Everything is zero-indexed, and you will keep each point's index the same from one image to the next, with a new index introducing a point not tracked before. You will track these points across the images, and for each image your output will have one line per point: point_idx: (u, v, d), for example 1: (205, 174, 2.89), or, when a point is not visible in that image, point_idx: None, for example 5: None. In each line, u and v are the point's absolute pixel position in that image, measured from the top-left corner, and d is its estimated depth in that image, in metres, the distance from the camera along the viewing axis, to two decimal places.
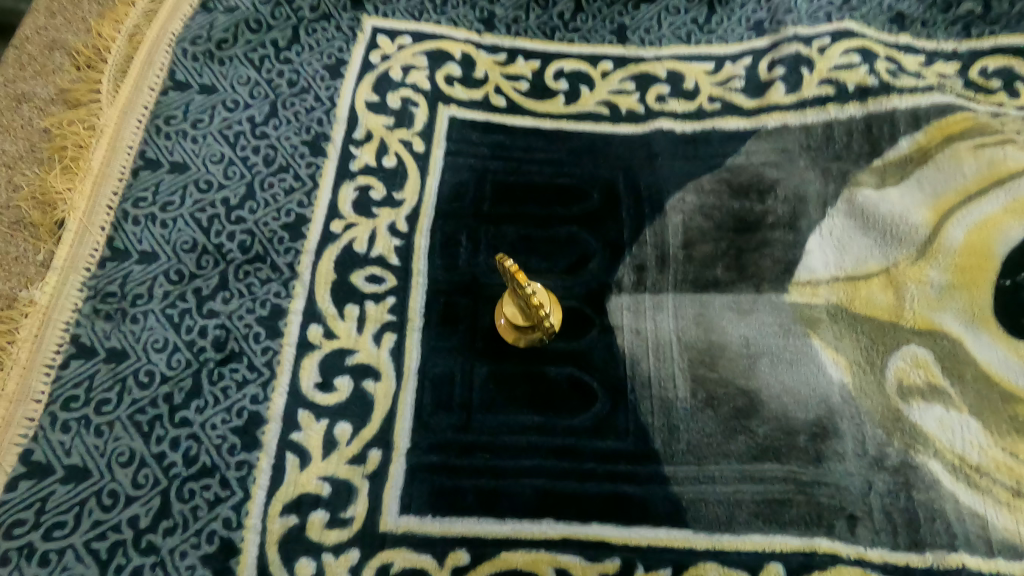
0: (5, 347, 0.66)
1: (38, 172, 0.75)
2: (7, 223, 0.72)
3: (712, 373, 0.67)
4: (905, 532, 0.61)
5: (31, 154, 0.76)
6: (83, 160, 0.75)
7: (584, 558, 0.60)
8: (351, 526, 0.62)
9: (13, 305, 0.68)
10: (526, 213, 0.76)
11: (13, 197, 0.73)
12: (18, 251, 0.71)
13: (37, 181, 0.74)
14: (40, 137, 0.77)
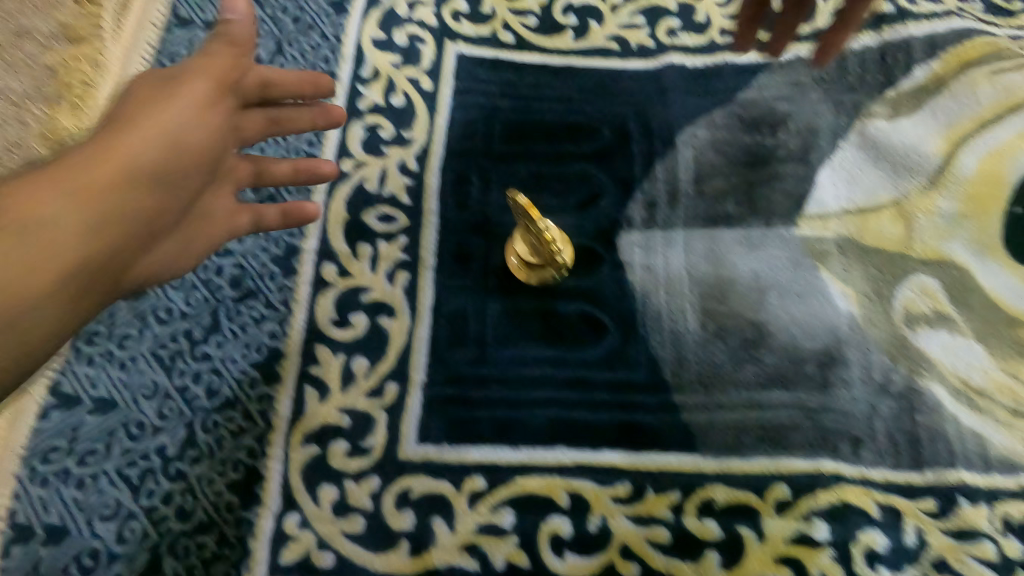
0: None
1: (46, 111, 0.75)
2: (17, 160, 0.73)
3: (722, 306, 0.68)
4: (907, 453, 0.63)
5: (38, 92, 0.75)
6: (91, 100, 0.75)
7: (597, 483, 0.63)
8: (371, 455, 0.64)
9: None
10: (537, 151, 0.75)
11: (22, 134, 0.74)
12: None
13: (45, 120, 0.74)
14: (44, 74, 0.76)
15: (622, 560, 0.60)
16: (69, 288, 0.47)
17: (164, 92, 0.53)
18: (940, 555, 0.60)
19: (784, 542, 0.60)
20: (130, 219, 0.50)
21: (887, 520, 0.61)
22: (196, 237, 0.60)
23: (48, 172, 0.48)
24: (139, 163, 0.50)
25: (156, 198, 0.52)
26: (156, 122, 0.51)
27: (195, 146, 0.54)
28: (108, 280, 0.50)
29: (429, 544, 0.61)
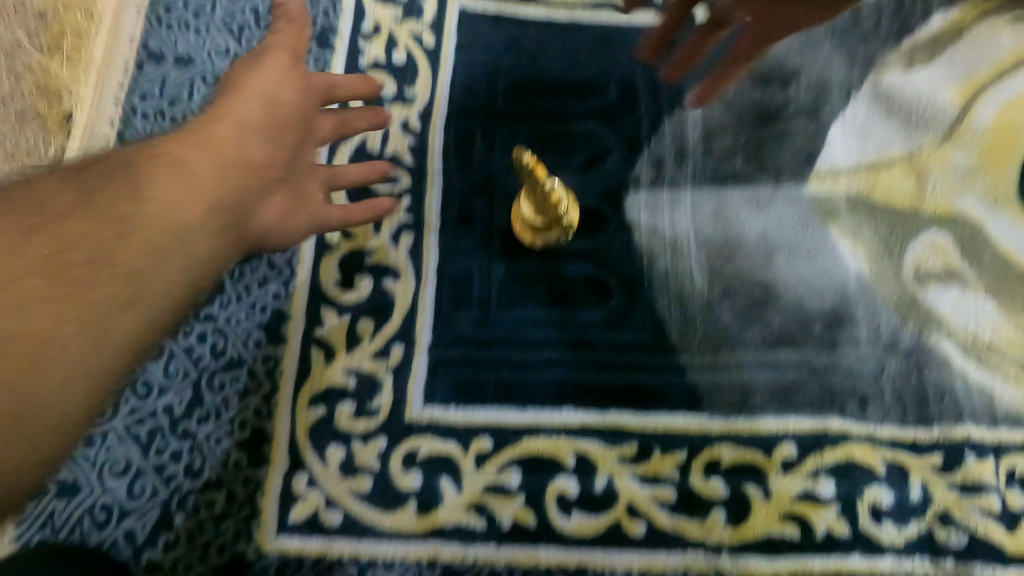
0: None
1: (39, 60, 0.74)
2: (11, 113, 0.73)
3: (729, 267, 0.68)
4: (914, 410, 0.63)
5: (32, 42, 0.75)
6: (83, 50, 0.74)
7: (603, 443, 0.63)
8: (377, 416, 0.64)
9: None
10: (542, 109, 0.73)
11: (16, 87, 0.74)
12: (29, 143, 0.73)
13: (40, 70, 0.74)
14: (36, 22, 0.75)
15: (628, 519, 0.61)
16: (200, 236, 0.47)
17: (256, 63, 0.57)
18: (945, 508, 0.61)
19: (789, 499, 0.61)
20: (236, 171, 0.51)
21: (892, 476, 0.61)
22: (302, 207, 0.58)
23: (170, 139, 0.50)
24: (241, 122, 0.53)
25: (259, 152, 0.53)
26: (250, 86, 0.55)
27: (289, 103, 0.57)
28: (232, 231, 0.49)
29: (435, 504, 0.62)
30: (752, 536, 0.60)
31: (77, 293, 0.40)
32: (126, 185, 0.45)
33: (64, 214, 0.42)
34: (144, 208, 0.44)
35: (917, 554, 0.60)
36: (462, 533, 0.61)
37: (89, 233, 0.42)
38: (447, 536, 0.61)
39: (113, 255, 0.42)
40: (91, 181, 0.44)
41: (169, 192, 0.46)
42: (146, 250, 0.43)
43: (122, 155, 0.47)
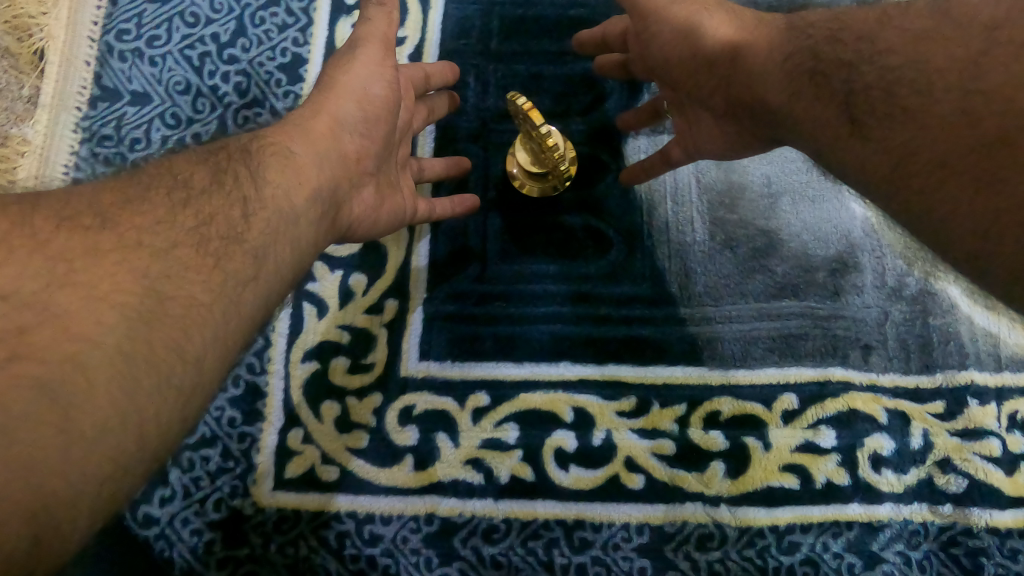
0: (6, 187, 0.66)
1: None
2: None
3: (731, 215, 0.65)
4: (918, 357, 0.61)
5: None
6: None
7: (602, 397, 0.62)
8: (372, 371, 0.63)
9: (5, 142, 0.66)
10: (539, 50, 0.69)
11: None
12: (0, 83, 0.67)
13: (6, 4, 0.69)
14: None
15: (627, 473, 0.60)
16: (302, 226, 0.45)
17: (349, 55, 0.53)
18: (945, 455, 0.60)
19: (789, 451, 0.60)
20: (334, 164, 0.49)
21: (894, 424, 0.60)
22: (391, 197, 0.57)
23: (278, 130, 0.49)
24: (337, 118, 0.50)
25: (353, 146, 0.51)
26: (345, 79, 0.52)
27: (382, 98, 0.53)
28: (328, 220, 0.48)
29: (433, 459, 0.61)
30: (751, 488, 0.60)
31: (219, 259, 0.40)
32: (245, 171, 0.44)
33: (201, 190, 0.42)
34: (262, 193, 0.43)
35: (916, 501, 0.59)
36: (460, 488, 0.61)
37: (222, 209, 0.41)
38: (445, 491, 0.61)
39: (239, 232, 0.41)
40: (220, 162, 0.44)
41: (280, 181, 0.45)
42: (263, 232, 0.42)
43: (236, 144, 0.46)
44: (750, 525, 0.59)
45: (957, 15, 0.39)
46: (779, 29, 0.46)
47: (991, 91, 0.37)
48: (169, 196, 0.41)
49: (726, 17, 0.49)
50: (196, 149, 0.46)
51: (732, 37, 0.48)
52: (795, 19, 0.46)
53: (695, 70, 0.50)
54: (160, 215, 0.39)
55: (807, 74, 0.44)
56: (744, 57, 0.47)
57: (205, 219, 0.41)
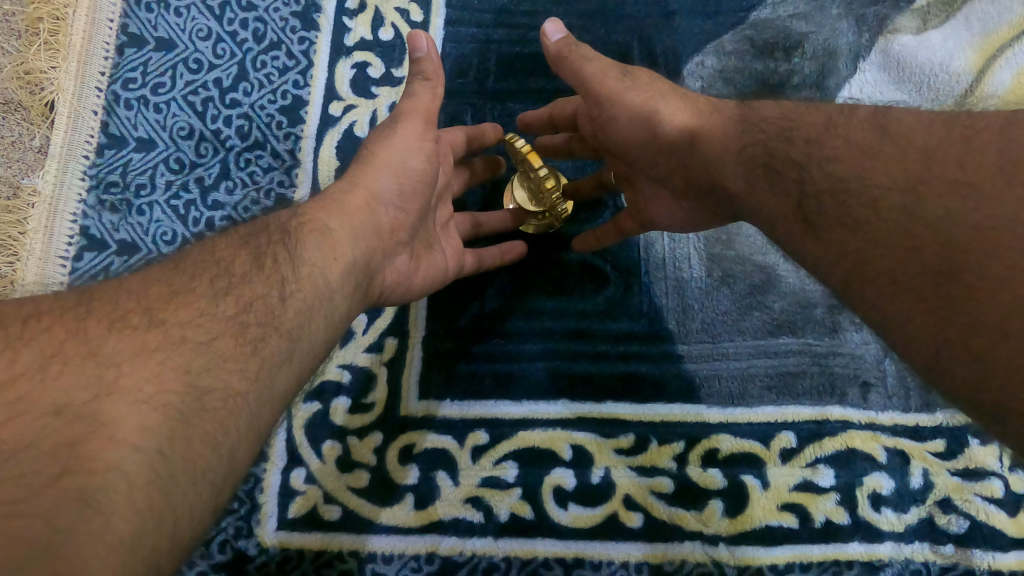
0: (17, 238, 0.67)
1: (17, 46, 0.71)
2: None
3: (728, 252, 0.66)
4: (918, 396, 0.62)
5: (4, 25, 0.71)
6: (62, 34, 0.71)
7: (599, 435, 0.62)
8: (372, 411, 0.64)
9: (17, 193, 0.68)
10: (535, 89, 0.70)
11: None
12: (13, 135, 0.69)
13: (16, 56, 0.70)
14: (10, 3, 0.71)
15: (626, 511, 0.60)
16: (336, 302, 0.46)
17: (389, 127, 0.54)
18: (946, 494, 0.60)
19: (787, 489, 0.60)
20: (368, 236, 0.50)
21: (894, 463, 0.60)
22: (425, 258, 0.57)
23: (315, 206, 0.49)
24: (375, 192, 0.51)
25: (387, 217, 0.52)
26: (384, 153, 0.53)
27: (419, 171, 0.54)
28: (361, 290, 0.49)
29: (432, 498, 0.62)
30: (750, 526, 0.60)
31: (256, 346, 0.40)
32: (284, 253, 0.45)
33: (242, 276, 0.42)
34: (299, 273, 0.44)
35: (916, 540, 0.59)
36: (460, 526, 0.61)
37: (262, 293, 0.42)
38: (445, 530, 0.61)
39: (276, 317, 0.42)
40: (259, 244, 0.45)
41: (315, 258, 0.45)
42: (299, 313, 0.43)
43: (275, 223, 0.47)
44: (749, 564, 0.59)
45: (898, 140, 0.40)
46: (733, 121, 0.48)
47: (930, 221, 0.37)
48: (212, 281, 0.41)
49: (683, 101, 0.52)
50: (236, 229, 0.46)
51: (692, 121, 0.50)
52: (748, 112, 0.48)
53: (653, 151, 0.52)
54: (202, 306, 0.40)
55: (760, 168, 0.45)
56: (700, 139, 0.49)
57: (243, 305, 0.41)
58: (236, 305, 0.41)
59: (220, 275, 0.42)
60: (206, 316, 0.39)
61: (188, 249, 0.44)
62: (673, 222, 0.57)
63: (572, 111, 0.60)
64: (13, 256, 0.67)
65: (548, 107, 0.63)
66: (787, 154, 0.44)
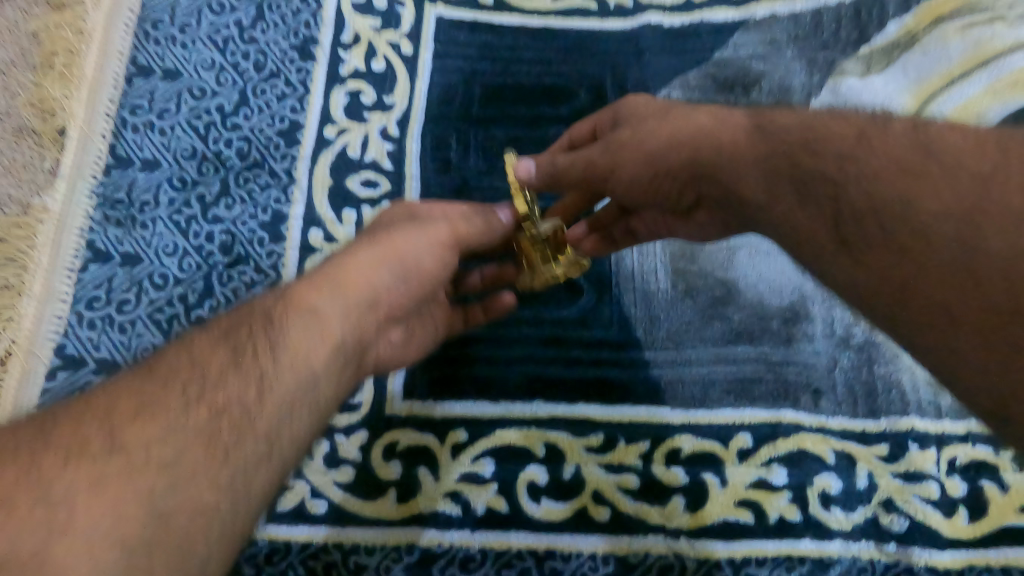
0: (25, 252, 0.71)
1: (33, 78, 0.76)
2: (8, 129, 0.75)
3: (692, 266, 0.72)
4: (864, 402, 0.67)
5: (23, 60, 0.76)
6: (75, 66, 0.76)
7: (571, 434, 0.67)
8: (359, 411, 0.68)
9: (27, 211, 0.72)
10: (514, 115, 0.77)
11: (11, 103, 0.75)
12: (25, 159, 0.74)
13: (33, 87, 0.76)
14: (28, 41, 0.77)
15: (594, 505, 0.65)
16: (322, 387, 0.47)
17: (420, 224, 0.57)
18: (889, 496, 0.65)
19: (744, 487, 0.65)
20: (361, 313, 0.51)
21: (840, 465, 0.65)
22: (417, 333, 0.63)
23: (303, 283, 0.50)
24: (375, 277, 0.52)
25: (387, 296, 0.54)
26: (398, 242, 0.54)
27: (428, 269, 0.56)
28: (351, 365, 0.51)
29: (414, 493, 0.66)
30: (709, 521, 0.64)
31: (227, 455, 0.42)
32: (265, 341, 0.46)
33: (217, 379, 0.44)
34: (280, 365, 0.46)
35: (863, 538, 0.63)
36: (439, 520, 0.65)
37: (236, 394, 0.44)
38: (425, 523, 0.65)
39: (252, 418, 0.44)
40: (240, 338, 0.46)
41: (301, 350, 0.47)
42: (277, 410, 0.45)
43: (261, 307, 0.48)
44: (708, 557, 0.63)
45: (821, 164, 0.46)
46: (748, 129, 0.51)
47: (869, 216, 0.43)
48: (185, 389, 0.43)
49: (663, 129, 0.55)
50: (222, 320, 0.48)
51: (673, 147, 0.54)
52: (765, 121, 0.51)
53: (655, 192, 0.58)
54: (170, 418, 0.41)
55: (787, 177, 0.48)
56: (701, 150, 0.52)
57: (217, 412, 0.43)
58: (209, 413, 0.43)
59: (195, 379, 0.43)
60: (174, 431, 0.41)
61: (169, 344, 0.46)
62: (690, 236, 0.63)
63: (590, 132, 0.64)
64: (21, 269, 0.70)
65: (566, 135, 0.66)
66: (819, 165, 0.46)
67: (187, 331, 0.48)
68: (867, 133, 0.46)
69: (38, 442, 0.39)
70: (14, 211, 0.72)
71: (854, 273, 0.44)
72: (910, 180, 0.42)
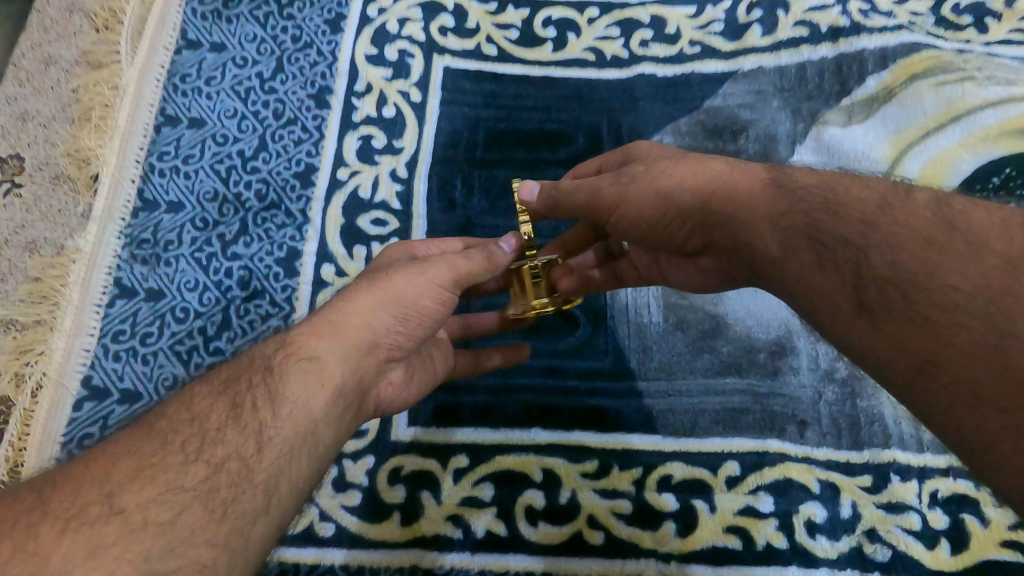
0: (57, 289, 0.76)
1: (70, 129, 0.82)
2: (47, 176, 0.81)
3: (683, 301, 0.75)
4: (848, 434, 0.70)
5: (63, 114, 0.83)
6: (110, 119, 0.83)
7: (568, 460, 0.70)
8: (366, 436, 0.72)
9: (61, 252, 0.77)
10: (515, 158, 0.82)
11: (51, 153, 0.81)
12: (60, 204, 0.79)
13: (70, 138, 0.82)
14: (68, 97, 0.84)
15: (589, 529, 0.68)
16: (321, 433, 0.49)
17: (420, 264, 0.57)
18: (872, 525, 0.67)
19: (732, 514, 0.68)
20: (361, 356, 0.53)
21: (825, 494, 0.68)
22: (418, 372, 0.64)
23: (304, 329, 0.52)
24: (374, 321, 0.54)
25: (387, 337, 0.55)
26: (399, 286, 0.56)
27: (430, 309, 0.57)
28: (352, 408, 0.53)
29: (418, 516, 0.69)
30: (698, 546, 0.67)
31: (225, 510, 0.42)
32: (263, 393, 0.48)
33: (217, 433, 0.45)
34: (280, 413, 0.47)
35: (848, 567, 0.66)
36: (441, 542, 0.68)
37: (237, 446, 0.45)
38: (428, 546, 0.68)
39: (251, 469, 0.44)
40: (238, 392, 0.48)
41: (298, 398, 0.48)
42: (276, 458, 0.46)
43: (261, 356, 0.50)
44: None
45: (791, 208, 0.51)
46: (766, 183, 0.53)
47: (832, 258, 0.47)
48: (184, 445, 0.44)
49: (680, 169, 0.57)
50: (220, 373, 0.50)
51: (693, 199, 0.55)
52: (781, 177, 0.53)
53: (661, 232, 0.59)
54: (169, 478, 0.42)
55: (804, 236, 0.49)
56: (714, 198, 0.54)
57: (215, 467, 0.44)
58: (207, 470, 0.43)
59: (195, 435, 0.45)
60: (171, 490, 0.42)
61: (167, 401, 0.48)
62: (680, 279, 0.65)
63: (594, 169, 0.67)
64: (53, 305, 0.75)
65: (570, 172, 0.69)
66: (835, 228, 0.48)
67: (188, 384, 0.50)
68: (889, 201, 0.48)
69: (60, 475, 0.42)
70: (48, 252, 0.77)
71: (871, 338, 0.44)
72: (931, 251, 0.44)
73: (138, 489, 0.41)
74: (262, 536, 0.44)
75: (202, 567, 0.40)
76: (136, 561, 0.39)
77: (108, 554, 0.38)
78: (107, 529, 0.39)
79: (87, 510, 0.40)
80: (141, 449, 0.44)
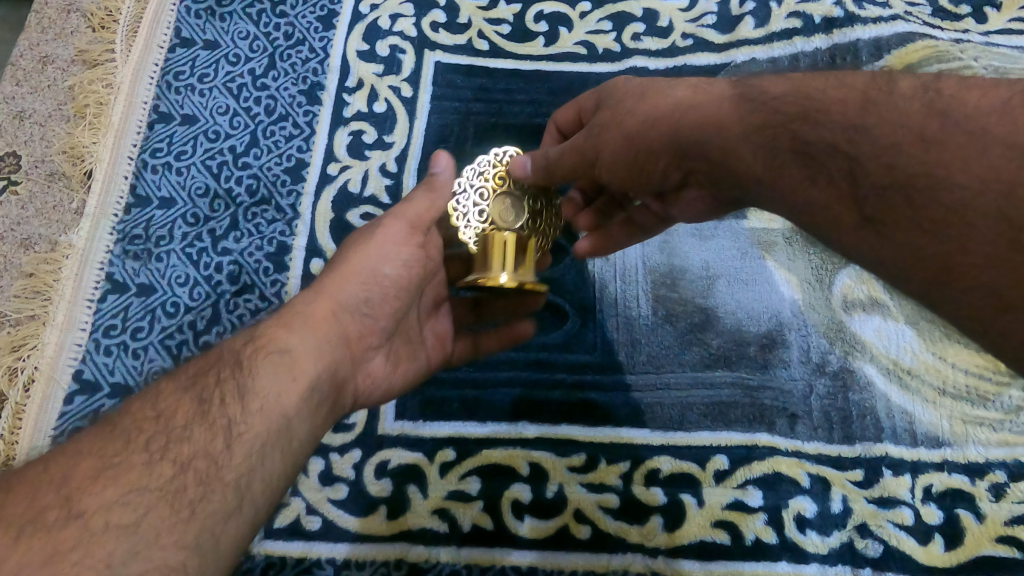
0: (51, 284, 0.77)
1: (66, 128, 0.83)
2: (42, 174, 0.81)
3: (672, 294, 0.75)
4: (840, 428, 0.69)
5: (58, 112, 0.84)
6: (103, 117, 0.83)
7: (555, 454, 0.69)
8: (353, 430, 0.71)
9: (55, 248, 0.78)
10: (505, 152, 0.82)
11: (47, 151, 0.82)
12: (55, 201, 0.80)
13: (66, 135, 0.83)
14: (65, 95, 0.85)
15: (576, 523, 0.67)
16: (294, 429, 0.49)
17: (363, 240, 0.59)
18: (863, 520, 0.66)
19: (720, 508, 0.67)
20: (332, 347, 0.55)
21: (815, 488, 0.67)
22: (403, 360, 0.65)
23: (273, 325, 0.53)
24: (339, 302, 0.56)
25: (353, 325, 0.57)
26: (358, 264, 0.57)
27: (391, 277, 0.59)
28: (327, 403, 0.53)
29: (405, 509, 0.68)
30: (686, 541, 0.66)
31: (192, 511, 0.43)
32: (230, 387, 0.48)
33: (181, 431, 0.45)
34: (249, 409, 0.47)
35: (840, 563, 0.65)
36: (427, 536, 0.67)
37: (204, 445, 0.45)
38: (414, 539, 0.67)
39: (220, 468, 0.45)
40: (204, 387, 0.48)
41: (269, 390, 0.49)
42: (247, 456, 0.46)
43: (229, 352, 0.51)
44: None
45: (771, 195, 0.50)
46: (737, 105, 0.49)
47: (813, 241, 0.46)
48: (148, 445, 0.44)
49: (645, 104, 0.54)
50: (190, 368, 0.50)
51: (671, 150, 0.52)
52: (748, 90, 0.49)
53: (643, 171, 0.56)
54: (132, 481, 0.42)
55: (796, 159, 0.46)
56: (683, 127, 0.51)
57: (182, 467, 0.44)
58: (173, 470, 0.43)
59: (160, 433, 0.45)
60: (134, 492, 0.42)
61: (131, 401, 0.48)
62: (686, 215, 0.61)
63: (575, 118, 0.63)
64: (46, 299, 0.76)
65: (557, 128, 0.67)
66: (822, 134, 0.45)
67: (153, 383, 0.49)
68: (872, 99, 0.44)
69: (23, 472, 0.42)
70: (42, 248, 0.78)
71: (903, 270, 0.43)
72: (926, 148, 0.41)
73: (100, 492, 0.41)
74: (235, 528, 0.44)
75: (171, 570, 0.40)
76: (96, 564, 0.38)
77: (63, 562, 0.38)
78: (67, 536, 0.39)
79: (47, 512, 0.39)
80: (106, 448, 0.43)
